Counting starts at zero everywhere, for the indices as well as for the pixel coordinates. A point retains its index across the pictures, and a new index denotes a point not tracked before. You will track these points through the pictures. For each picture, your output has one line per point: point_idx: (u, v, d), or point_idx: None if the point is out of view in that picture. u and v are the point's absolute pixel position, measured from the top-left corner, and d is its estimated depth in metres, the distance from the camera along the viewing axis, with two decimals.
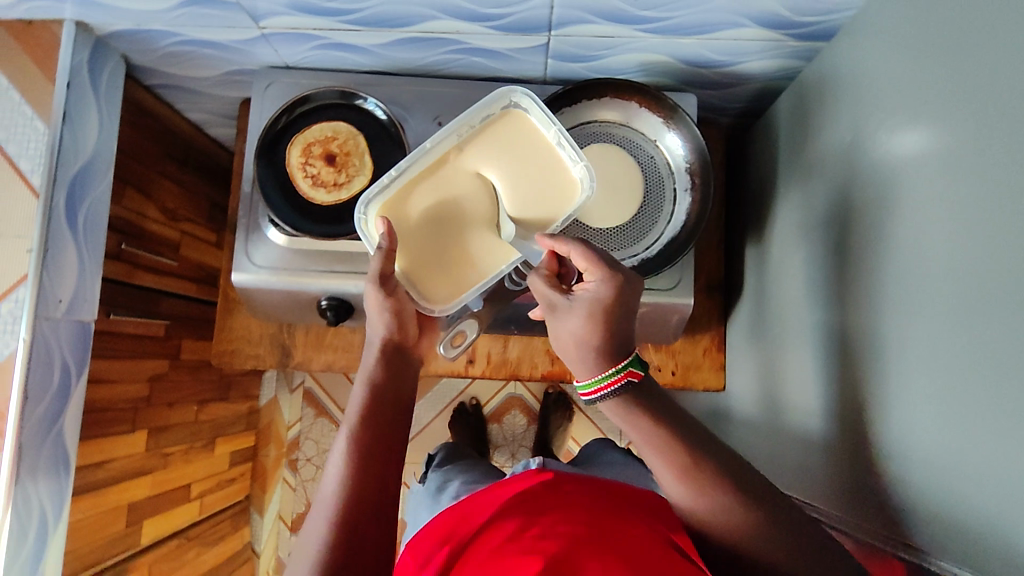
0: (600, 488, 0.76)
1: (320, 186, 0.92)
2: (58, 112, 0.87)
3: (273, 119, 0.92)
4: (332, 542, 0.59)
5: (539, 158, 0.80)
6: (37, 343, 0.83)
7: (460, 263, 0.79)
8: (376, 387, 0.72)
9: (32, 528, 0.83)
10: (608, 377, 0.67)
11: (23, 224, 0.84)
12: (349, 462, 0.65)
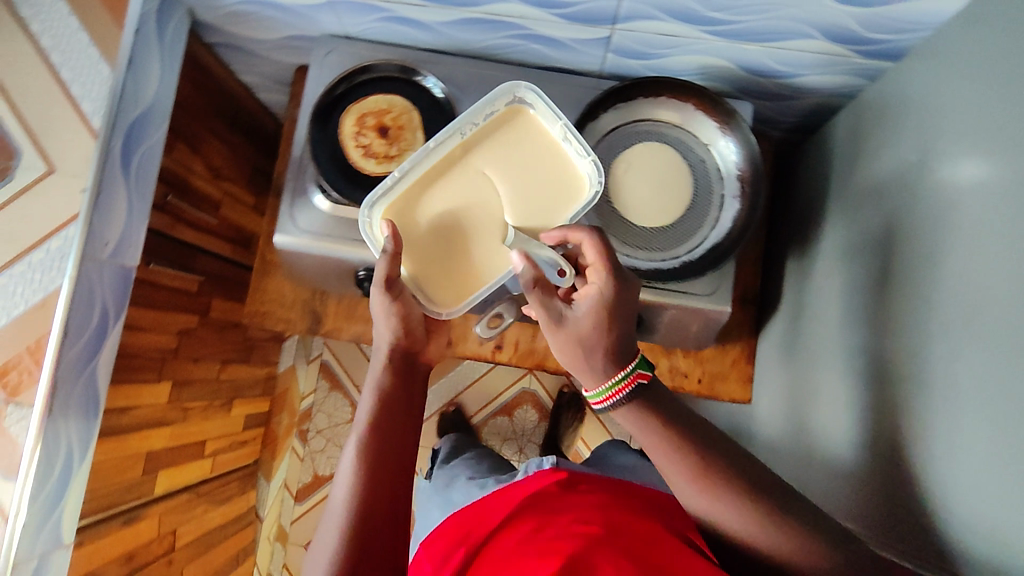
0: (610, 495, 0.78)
1: (371, 157, 0.93)
2: (123, 58, 0.89)
3: (331, 85, 0.92)
4: (342, 556, 0.62)
5: (542, 157, 0.83)
6: (83, 282, 0.84)
7: (466, 266, 0.81)
8: (383, 395, 0.74)
9: (58, 463, 0.83)
10: (617, 382, 0.71)
11: (79, 165, 0.86)
12: (356, 475, 0.67)
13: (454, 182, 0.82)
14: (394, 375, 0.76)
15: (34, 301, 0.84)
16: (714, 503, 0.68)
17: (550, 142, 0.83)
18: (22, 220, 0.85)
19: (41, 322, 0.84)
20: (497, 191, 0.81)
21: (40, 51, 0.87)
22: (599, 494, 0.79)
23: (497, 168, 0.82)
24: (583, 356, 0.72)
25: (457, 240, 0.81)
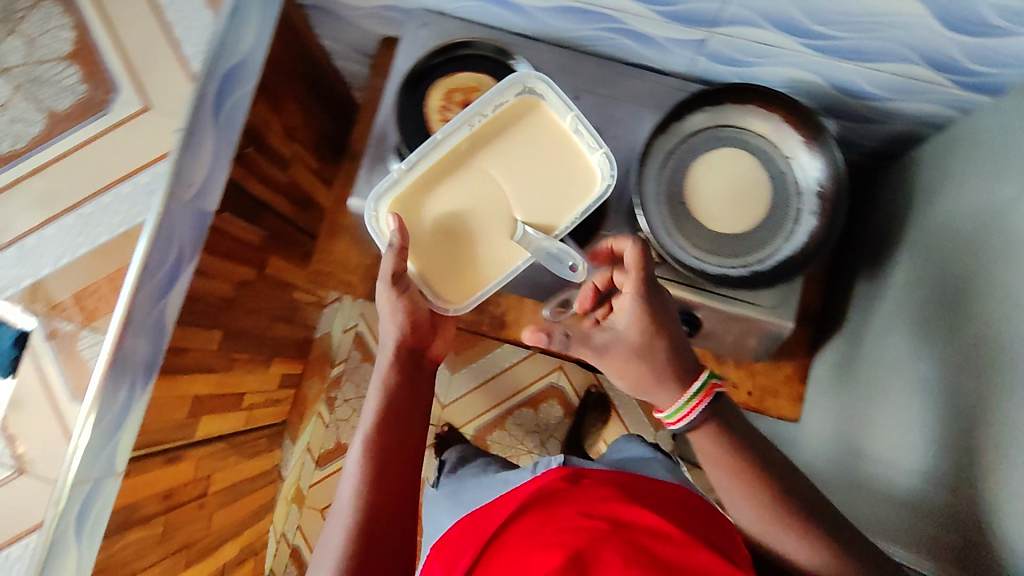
0: (624, 488, 0.79)
1: None
2: (227, 7, 0.90)
3: (429, 54, 0.95)
4: (352, 537, 0.73)
5: (550, 151, 0.85)
6: (167, 221, 0.86)
7: (470, 260, 0.84)
8: (388, 393, 0.84)
9: (123, 390, 0.86)
10: (687, 402, 0.75)
11: (175, 105, 0.88)
12: (362, 465, 0.78)
13: (462, 175, 0.84)
14: (398, 371, 0.87)
15: (120, 232, 0.86)
16: (773, 527, 0.73)
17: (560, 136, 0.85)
18: (114, 152, 0.87)
19: (123, 253, 0.86)
20: (503, 185, 0.84)
21: None
22: (615, 488, 0.80)
23: (503, 161, 0.84)
24: (640, 383, 0.77)
25: (462, 233, 0.84)
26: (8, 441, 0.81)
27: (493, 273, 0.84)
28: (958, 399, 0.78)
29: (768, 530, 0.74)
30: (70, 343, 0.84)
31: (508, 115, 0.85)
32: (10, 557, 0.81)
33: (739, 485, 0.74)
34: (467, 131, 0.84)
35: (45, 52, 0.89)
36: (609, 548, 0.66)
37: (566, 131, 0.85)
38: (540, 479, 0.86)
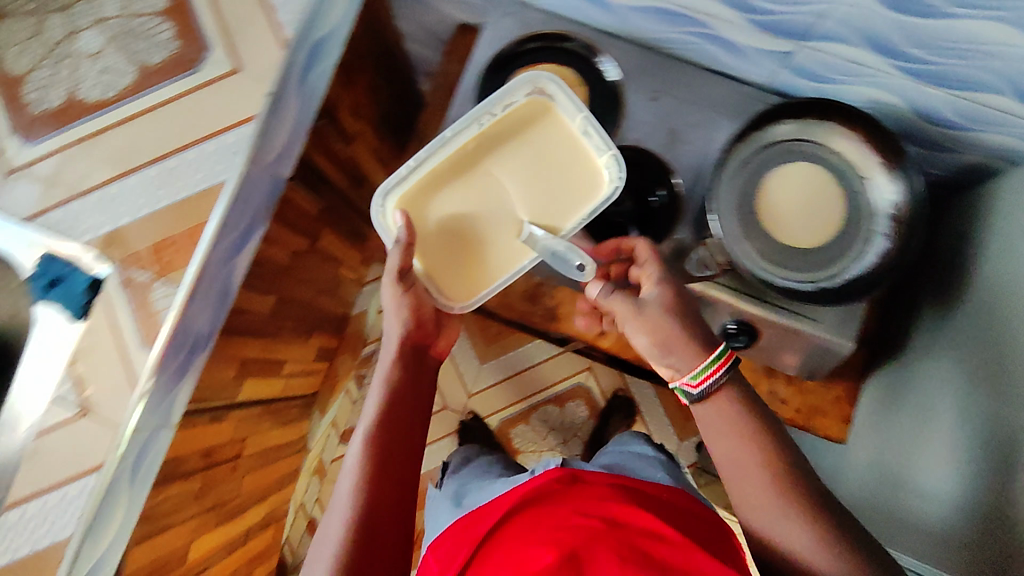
0: (618, 487, 0.88)
1: None
2: None
3: (527, 37, 1.00)
4: (353, 522, 0.78)
5: (559, 154, 0.87)
6: (246, 183, 0.88)
7: (475, 259, 0.87)
8: (391, 389, 0.90)
9: (187, 346, 0.86)
10: (708, 362, 0.80)
11: (265, 70, 0.89)
12: (363, 454, 0.83)
13: (472, 175, 0.87)
14: (400, 368, 0.92)
15: (201, 189, 0.87)
16: (771, 509, 0.76)
17: (569, 137, 0.87)
18: (201, 109, 0.88)
19: (202, 210, 0.87)
20: (510, 186, 0.87)
21: None
22: (612, 485, 0.89)
23: (509, 161, 0.87)
24: (662, 344, 0.82)
25: (467, 233, 0.87)
26: (74, 383, 0.84)
27: (496, 273, 0.87)
28: (993, 423, 0.82)
29: (764, 513, 0.77)
30: (143, 292, 0.85)
31: (516, 116, 0.87)
32: (67, 495, 0.82)
33: (743, 461, 0.79)
34: (475, 130, 0.86)
35: (142, 6, 0.90)
36: (604, 548, 0.75)
37: (574, 133, 0.87)
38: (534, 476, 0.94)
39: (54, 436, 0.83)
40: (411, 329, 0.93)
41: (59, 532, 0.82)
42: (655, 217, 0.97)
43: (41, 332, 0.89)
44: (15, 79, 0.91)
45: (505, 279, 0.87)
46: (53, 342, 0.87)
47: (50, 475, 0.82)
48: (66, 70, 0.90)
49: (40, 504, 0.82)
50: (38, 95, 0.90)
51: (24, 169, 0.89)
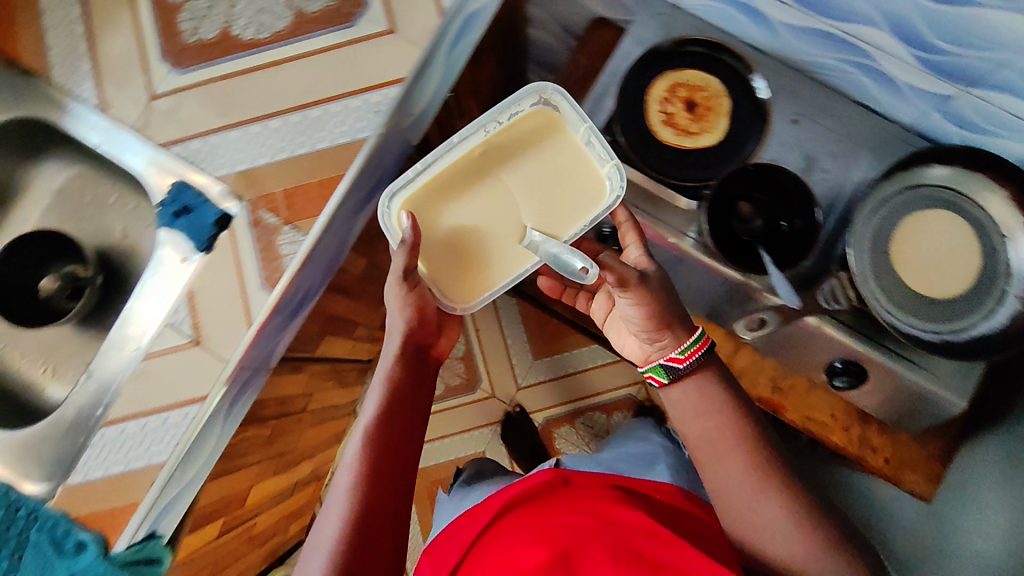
0: (615, 492, 0.89)
1: (669, 123, 0.92)
2: None
3: (690, 41, 0.93)
4: (346, 527, 0.69)
5: (565, 166, 0.84)
6: (384, 143, 0.87)
7: (476, 262, 0.83)
8: (392, 387, 0.80)
9: (295, 301, 0.85)
10: (692, 342, 0.78)
11: (420, 34, 0.89)
12: (360, 453, 0.74)
13: (478, 182, 0.83)
14: (402, 365, 0.82)
15: (340, 143, 0.87)
16: (744, 490, 0.75)
17: (573, 146, 0.84)
18: (351, 63, 0.89)
19: (339, 163, 0.87)
20: (515, 191, 0.83)
21: None
22: (612, 491, 0.90)
23: (515, 168, 0.84)
24: (656, 321, 0.77)
25: (470, 236, 0.83)
26: (189, 310, 0.84)
27: (499, 275, 0.83)
28: None
29: (738, 496, 0.76)
30: (271, 234, 0.85)
31: (521, 127, 0.85)
32: (168, 421, 0.83)
33: (720, 443, 0.77)
34: (483, 137, 0.84)
35: None
36: (595, 545, 0.74)
37: (577, 142, 0.85)
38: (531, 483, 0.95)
39: (162, 359, 0.84)
40: (415, 325, 0.83)
41: (155, 456, 0.82)
42: (790, 243, 0.88)
43: (164, 256, 0.90)
44: (170, 5, 0.91)
45: (508, 282, 0.82)
46: (174, 267, 0.89)
47: (153, 398, 0.83)
48: (222, 4, 0.90)
49: (140, 426, 0.83)
50: (192, 26, 0.90)
51: (167, 97, 0.89)
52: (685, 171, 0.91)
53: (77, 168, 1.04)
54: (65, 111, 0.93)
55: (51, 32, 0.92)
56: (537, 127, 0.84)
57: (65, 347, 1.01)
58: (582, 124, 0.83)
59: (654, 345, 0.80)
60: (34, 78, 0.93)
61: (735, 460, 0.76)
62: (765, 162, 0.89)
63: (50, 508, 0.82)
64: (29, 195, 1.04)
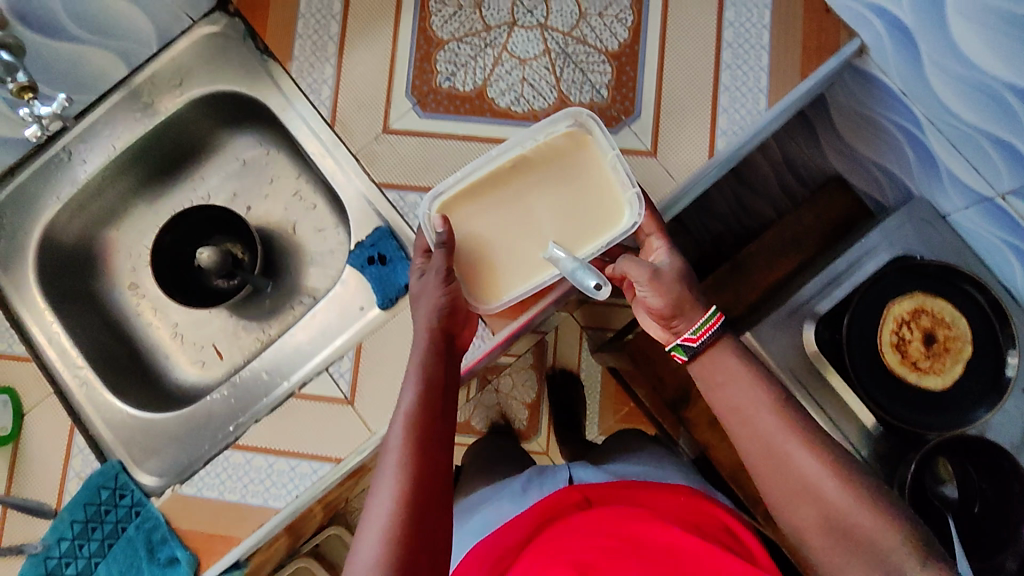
0: (646, 502, 0.80)
1: (907, 317, 0.88)
2: (794, 96, 0.81)
3: (971, 278, 0.86)
4: (400, 517, 0.60)
5: (593, 191, 0.76)
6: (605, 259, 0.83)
7: (489, 266, 0.76)
8: (428, 370, 0.70)
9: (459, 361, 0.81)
10: (700, 322, 0.73)
11: (680, 168, 0.81)
12: (406, 440, 0.64)
13: (505, 198, 0.77)
14: (435, 348, 0.72)
15: None
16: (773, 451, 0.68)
17: (600, 169, 0.76)
18: None
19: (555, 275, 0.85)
20: (538, 208, 0.76)
21: (719, 39, 0.82)
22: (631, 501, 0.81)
23: (539, 185, 0.77)
24: (673, 307, 0.74)
25: (485, 245, 0.76)
26: (353, 364, 0.81)
27: (509, 286, 0.76)
28: None
29: (771, 469, 0.68)
30: None
31: (555, 146, 0.77)
32: (295, 470, 0.80)
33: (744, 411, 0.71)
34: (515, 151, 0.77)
35: (590, 34, 0.82)
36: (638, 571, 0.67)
37: (603, 166, 0.76)
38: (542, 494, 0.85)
39: (311, 404, 0.81)
40: (445, 312, 0.74)
41: (272, 498, 0.79)
42: (978, 534, 0.84)
43: (340, 294, 0.85)
44: (432, 38, 0.83)
45: (516, 296, 0.76)
46: (348, 313, 0.85)
47: (288, 441, 0.81)
48: (486, 58, 0.82)
49: (266, 463, 0.80)
50: (449, 70, 0.83)
51: (399, 135, 0.83)
52: (889, 400, 0.87)
53: (271, 151, 0.97)
54: (287, 104, 0.86)
55: (302, 21, 0.84)
56: (567, 150, 0.76)
57: (200, 320, 0.97)
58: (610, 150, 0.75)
59: (668, 331, 0.77)
60: (270, 60, 0.85)
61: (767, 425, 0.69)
62: (991, 443, 0.83)
63: (154, 508, 0.81)
64: (212, 159, 0.97)
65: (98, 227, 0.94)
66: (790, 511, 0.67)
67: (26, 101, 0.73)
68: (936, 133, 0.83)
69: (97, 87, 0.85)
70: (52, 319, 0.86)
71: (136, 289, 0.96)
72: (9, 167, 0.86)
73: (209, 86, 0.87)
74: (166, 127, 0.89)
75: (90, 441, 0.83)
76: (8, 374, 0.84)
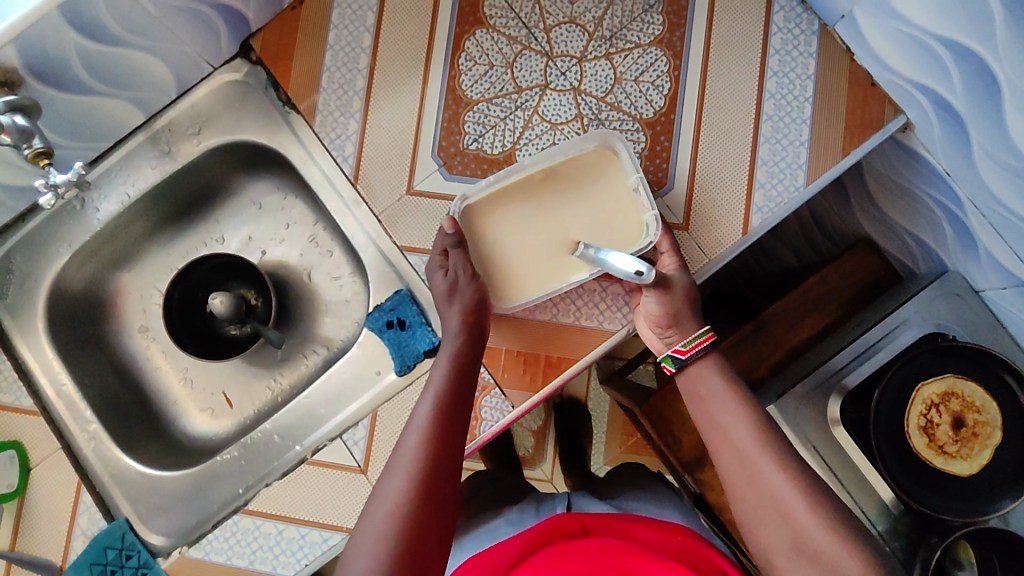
0: (638, 539, 0.75)
1: (941, 405, 0.85)
2: (833, 173, 0.78)
3: (1010, 367, 0.84)
4: (411, 499, 0.58)
5: (613, 211, 0.76)
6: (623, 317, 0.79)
7: (505, 272, 0.76)
8: (458, 361, 0.69)
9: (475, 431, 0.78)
10: (692, 336, 0.71)
11: (713, 243, 0.78)
12: (427, 429, 0.63)
13: (528, 209, 0.77)
14: (465, 340, 0.70)
15: (582, 325, 0.79)
16: (777, 507, 0.60)
17: (623, 191, 0.76)
18: None
19: (576, 347, 0.79)
20: (559, 221, 0.76)
21: (758, 111, 0.79)
22: (625, 539, 0.75)
23: (562, 200, 0.77)
24: (670, 318, 0.72)
25: (500, 253, 0.76)
26: (367, 432, 0.79)
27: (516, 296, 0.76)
28: None
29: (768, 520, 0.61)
30: (477, 391, 0.79)
31: (583, 164, 0.77)
32: (304, 538, 0.78)
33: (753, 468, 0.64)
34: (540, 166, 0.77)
35: (625, 100, 0.79)
36: None
37: (625, 189, 0.76)
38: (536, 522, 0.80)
39: (322, 472, 0.79)
40: (476, 306, 0.72)
41: (281, 566, 0.78)
42: None
43: (358, 355, 0.84)
44: (461, 97, 0.81)
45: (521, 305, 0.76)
46: (365, 376, 0.83)
47: (297, 507, 0.79)
48: (517, 121, 0.80)
49: (276, 529, 0.78)
50: (477, 131, 0.80)
51: (424, 196, 0.80)
52: (910, 482, 0.86)
53: (288, 196, 0.92)
54: (307, 157, 0.83)
55: (328, 73, 0.82)
56: (593, 170, 0.76)
57: (210, 367, 0.93)
58: (634, 175, 0.75)
59: (664, 343, 0.75)
60: (293, 112, 0.82)
61: (777, 480, 0.61)
62: (1016, 535, 0.81)
63: (161, 571, 0.79)
64: (228, 202, 0.94)
65: (108, 271, 0.91)
66: (782, 560, 0.60)
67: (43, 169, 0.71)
68: (980, 216, 0.79)
69: (115, 133, 0.83)
70: (61, 369, 0.85)
71: (146, 333, 0.93)
72: (18, 214, 0.84)
73: (229, 135, 0.84)
74: (184, 173, 0.87)
75: (97, 498, 0.81)
76: (14, 428, 0.82)
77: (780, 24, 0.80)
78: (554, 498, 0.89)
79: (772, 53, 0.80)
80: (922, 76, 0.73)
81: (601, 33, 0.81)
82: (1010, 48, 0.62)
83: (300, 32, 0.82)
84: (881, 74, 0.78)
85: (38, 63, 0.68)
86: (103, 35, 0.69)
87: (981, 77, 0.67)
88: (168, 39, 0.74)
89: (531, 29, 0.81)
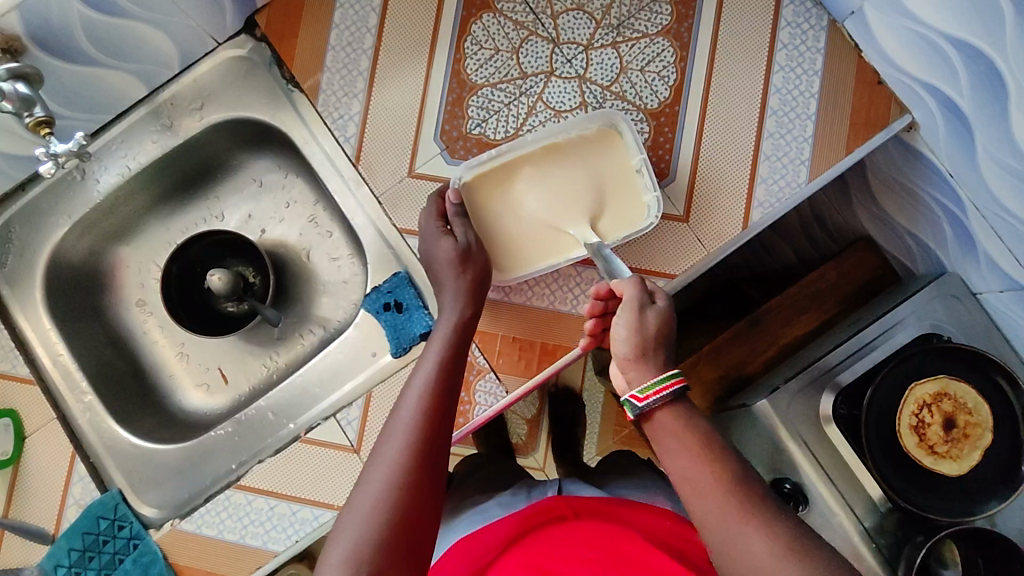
0: (628, 525, 0.75)
1: (931, 408, 0.84)
2: (837, 168, 0.78)
3: (1004, 373, 0.84)
4: (409, 466, 0.58)
5: (615, 190, 0.77)
6: None
7: (507, 246, 0.77)
8: (457, 334, 0.68)
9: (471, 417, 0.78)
10: (655, 380, 0.61)
11: (713, 236, 0.78)
12: (423, 402, 0.62)
13: (529, 185, 0.77)
14: (466, 314, 0.70)
15: (579, 315, 0.79)
16: None
17: (625, 171, 0.77)
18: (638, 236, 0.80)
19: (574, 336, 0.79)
20: (561, 197, 0.76)
21: (763, 104, 0.79)
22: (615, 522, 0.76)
23: (564, 176, 0.77)
24: (639, 348, 0.63)
25: (502, 227, 0.77)
26: (361, 412, 0.80)
27: (517, 270, 0.77)
28: None
29: None
30: (472, 375, 0.79)
31: (587, 141, 0.77)
32: (296, 515, 0.78)
33: None
34: (543, 144, 0.76)
35: (630, 90, 0.79)
36: None
37: (627, 168, 0.77)
38: (534, 501, 0.81)
39: (320, 452, 0.79)
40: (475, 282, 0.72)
41: (271, 542, 0.78)
42: None
43: (355, 336, 0.85)
44: (466, 81, 0.80)
45: (524, 277, 0.77)
46: (361, 357, 0.84)
47: (289, 486, 0.79)
48: (520, 107, 0.80)
49: (268, 505, 0.79)
50: (480, 116, 0.80)
51: (424, 179, 0.80)
52: (903, 485, 0.86)
53: (289, 175, 0.92)
54: (309, 135, 0.83)
55: (332, 52, 0.81)
56: (596, 149, 0.77)
57: (207, 342, 0.93)
58: (637, 155, 0.76)
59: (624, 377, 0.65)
60: (296, 91, 0.82)
61: None
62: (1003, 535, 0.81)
63: (152, 542, 0.79)
64: (229, 178, 0.93)
65: (106, 243, 0.91)
66: None
67: (43, 139, 0.70)
68: (981, 219, 0.79)
69: (116, 106, 0.82)
70: (58, 339, 0.85)
71: (144, 306, 0.93)
72: (18, 183, 0.84)
73: (230, 110, 0.84)
74: (186, 148, 0.87)
75: (91, 469, 0.82)
76: (8, 397, 0.82)
77: (789, 19, 0.80)
78: (545, 483, 0.88)
79: (780, 47, 0.80)
80: (931, 75, 0.72)
81: (608, 21, 0.80)
82: (1018, 48, 0.61)
83: (305, 10, 0.82)
84: (889, 73, 0.78)
85: (39, 32, 0.68)
86: (107, 6, 0.69)
87: (988, 78, 0.66)
88: (173, 13, 0.74)
89: (538, 14, 0.80)
